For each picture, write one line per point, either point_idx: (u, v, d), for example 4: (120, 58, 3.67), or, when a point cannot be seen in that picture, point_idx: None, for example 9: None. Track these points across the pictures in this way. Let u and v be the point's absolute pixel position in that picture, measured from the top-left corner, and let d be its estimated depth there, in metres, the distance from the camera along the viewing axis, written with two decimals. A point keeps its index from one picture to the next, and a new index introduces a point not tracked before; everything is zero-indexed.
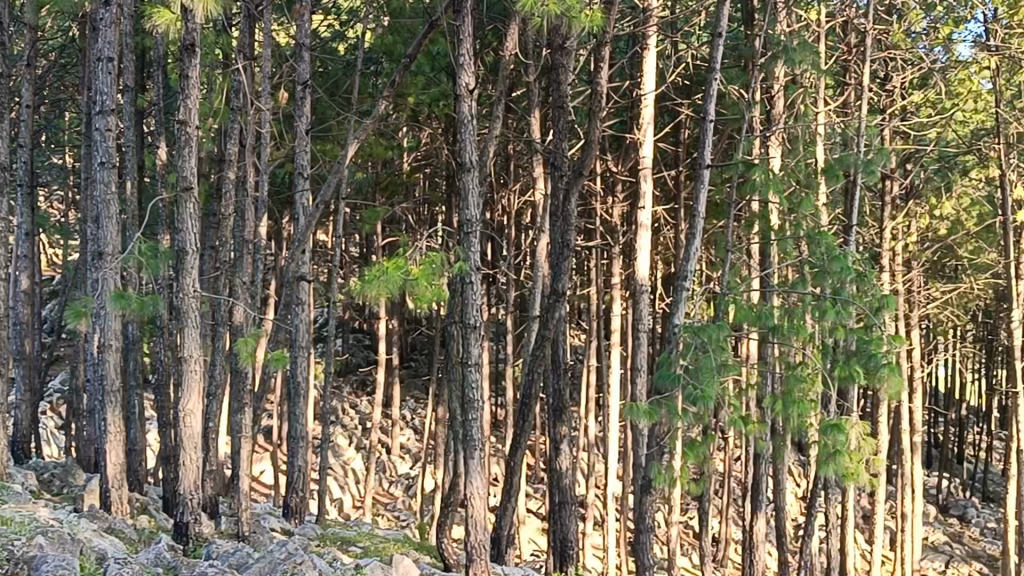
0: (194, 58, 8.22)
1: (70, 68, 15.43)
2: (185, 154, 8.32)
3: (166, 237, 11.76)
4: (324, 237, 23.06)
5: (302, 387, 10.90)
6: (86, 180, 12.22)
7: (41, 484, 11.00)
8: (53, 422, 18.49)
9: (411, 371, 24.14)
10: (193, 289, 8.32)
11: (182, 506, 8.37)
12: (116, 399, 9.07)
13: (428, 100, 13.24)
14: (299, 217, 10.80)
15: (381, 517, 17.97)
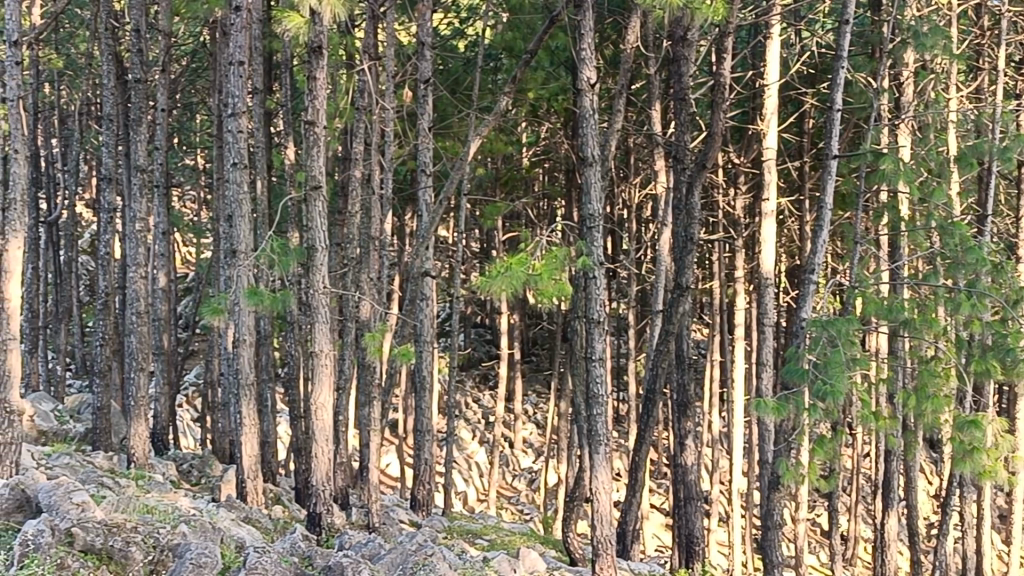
0: (322, 59, 8.36)
1: (201, 71, 15.90)
2: (314, 154, 8.49)
3: (295, 235, 12.06)
4: (446, 233, 23.32)
5: (427, 382, 11.04)
6: (219, 181, 12.60)
7: (180, 475, 11.40)
8: (188, 415, 19.17)
9: (533, 365, 24.24)
10: (324, 285, 8.50)
11: (315, 498, 8.59)
12: (250, 393, 9.35)
13: (549, 94, 13.24)
14: (423, 214, 10.95)
15: (505, 511, 18.16)
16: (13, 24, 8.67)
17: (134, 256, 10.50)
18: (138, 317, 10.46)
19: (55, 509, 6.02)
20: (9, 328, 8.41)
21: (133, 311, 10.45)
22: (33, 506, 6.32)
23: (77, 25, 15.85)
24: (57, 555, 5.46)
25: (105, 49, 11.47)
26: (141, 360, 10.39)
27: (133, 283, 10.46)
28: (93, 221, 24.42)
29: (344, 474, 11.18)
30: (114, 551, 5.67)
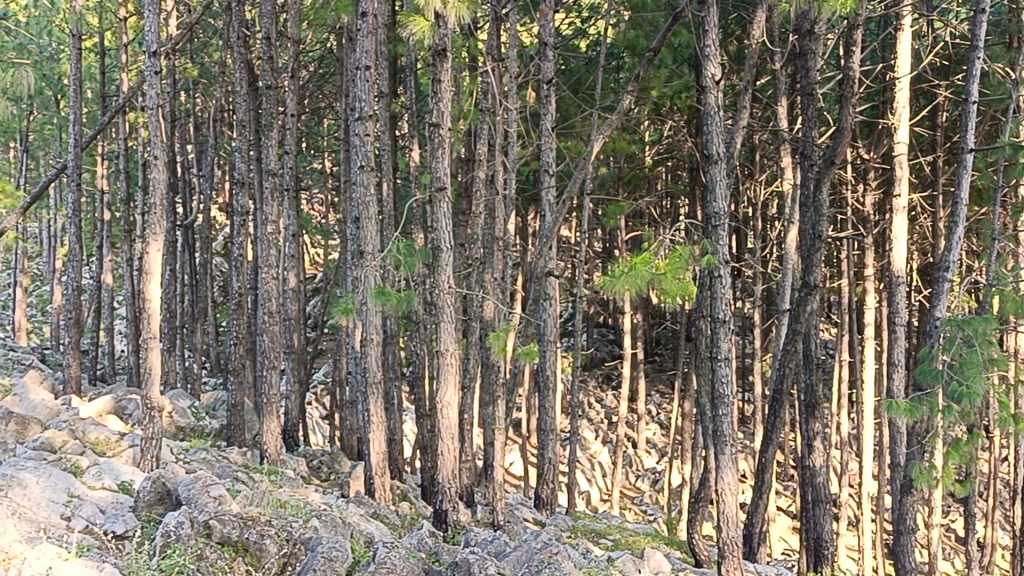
0: (446, 62, 8.44)
1: (328, 76, 16.24)
2: (439, 155, 8.58)
3: (420, 236, 12.20)
4: (568, 233, 23.33)
5: (551, 381, 11.07)
6: (346, 184, 12.85)
7: (310, 470, 11.68)
8: (317, 414, 19.65)
9: (657, 365, 24.05)
10: (449, 285, 8.57)
11: (441, 495, 8.70)
12: (378, 391, 9.51)
13: (672, 92, 13.14)
14: (546, 214, 10.98)
15: (628, 512, 18.09)
16: (152, 35, 9.01)
17: (265, 258, 10.80)
18: (270, 317, 10.75)
19: (194, 501, 6.23)
20: (150, 328, 8.73)
21: (265, 311, 10.75)
22: (173, 499, 6.55)
23: (210, 34, 16.37)
24: (195, 546, 5.66)
25: (238, 58, 11.80)
26: (273, 358, 10.67)
27: (265, 284, 10.75)
28: (226, 224, 25.18)
29: (469, 472, 11.31)
30: (249, 543, 5.85)
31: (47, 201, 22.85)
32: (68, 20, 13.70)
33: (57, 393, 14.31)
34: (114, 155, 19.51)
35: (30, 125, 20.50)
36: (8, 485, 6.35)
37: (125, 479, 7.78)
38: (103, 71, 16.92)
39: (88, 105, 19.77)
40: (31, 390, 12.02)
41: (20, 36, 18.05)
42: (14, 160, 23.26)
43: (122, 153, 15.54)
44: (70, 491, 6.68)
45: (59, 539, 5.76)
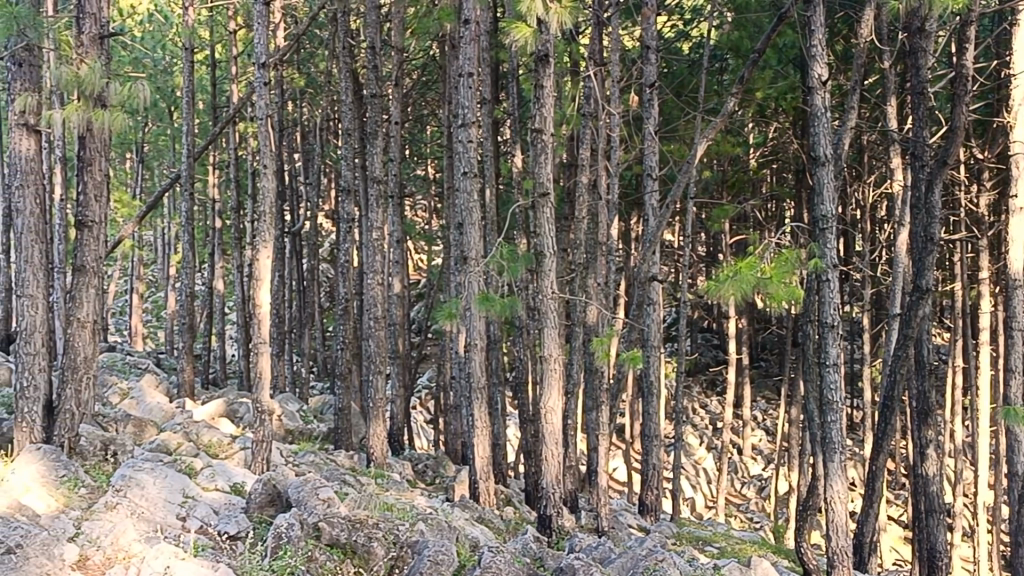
0: (548, 68, 8.43)
1: (431, 84, 16.41)
2: (542, 161, 8.58)
3: (523, 241, 12.24)
4: (672, 237, 23.14)
5: (655, 386, 11.00)
6: (449, 191, 12.97)
7: (416, 474, 11.80)
8: (421, 418, 19.85)
9: (762, 370, 23.70)
10: (553, 291, 8.56)
11: (546, 500, 8.71)
12: (482, 396, 9.56)
13: (776, 93, 12.93)
14: (649, 218, 10.91)
15: (734, 519, 17.85)
16: (261, 47, 9.21)
17: (371, 264, 10.95)
18: (376, 322, 10.89)
19: (303, 503, 6.34)
20: (260, 333, 8.92)
21: (371, 316, 10.90)
22: (283, 500, 6.68)
23: (316, 45, 16.67)
24: (306, 548, 5.77)
25: (343, 67, 11.98)
26: (378, 363, 10.81)
27: (371, 290, 10.90)
28: (333, 230, 25.63)
29: (573, 478, 11.30)
30: (357, 546, 5.92)
31: (162, 210, 23.56)
32: (181, 34, 14.09)
33: (172, 396, 14.72)
34: (225, 164, 20.00)
35: (146, 136, 21.12)
36: (126, 486, 6.54)
37: (237, 481, 7.97)
38: (214, 83, 17.36)
39: (200, 116, 20.31)
40: (147, 393, 12.40)
41: (136, 50, 18.64)
42: (131, 171, 24.00)
43: (233, 162, 15.91)
44: (186, 491, 6.85)
45: (176, 538, 5.92)
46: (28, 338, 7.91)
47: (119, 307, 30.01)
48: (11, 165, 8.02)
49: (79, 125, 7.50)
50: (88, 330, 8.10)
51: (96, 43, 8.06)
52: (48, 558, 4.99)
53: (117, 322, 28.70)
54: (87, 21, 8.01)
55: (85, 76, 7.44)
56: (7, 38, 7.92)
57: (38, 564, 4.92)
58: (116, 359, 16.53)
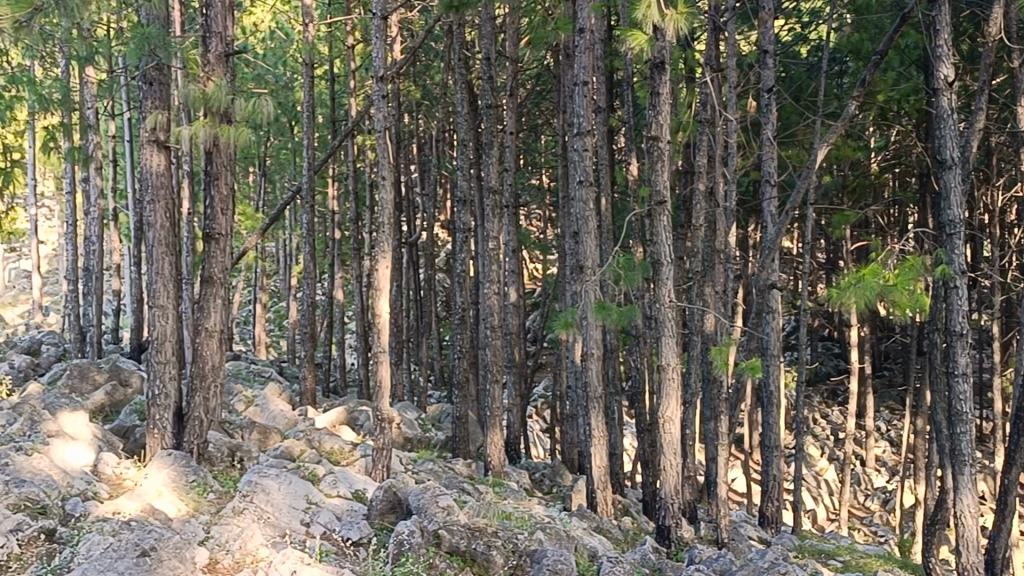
0: (664, 74, 8.31)
1: (545, 93, 16.44)
2: (658, 169, 8.50)
3: (639, 250, 12.17)
4: (790, 244, 22.75)
5: (775, 397, 10.82)
6: (564, 200, 12.98)
7: (533, 483, 11.83)
8: (537, 427, 19.87)
9: (885, 380, 23.10)
10: (670, 299, 8.47)
11: (664, 511, 8.64)
12: (599, 405, 9.52)
13: (899, 96, 12.59)
14: (768, 225, 10.73)
15: (858, 532, 17.40)
16: (379, 61, 9.36)
17: (487, 274, 11.03)
18: (492, 332, 10.95)
19: (423, 510, 6.40)
20: (380, 342, 9.06)
21: (487, 326, 10.96)
22: (404, 508, 6.76)
23: (433, 57, 16.86)
24: (427, 555, 5.82)
25: (459, 79, 12.08)
26: (495, 372, 10.85)
27: (487, 300, 10.97)
28: (449, 240, 25.90)
29: (691, 488, 11.19)
30: (477, 554, 5.95)
31: (284, 222, 24.12)
32: (302, 50, 14.39)
33: (294, 404, 15.03)
34: (344, 176, 20.37)
35: (268, 151, 21.65)
36: (252, 492, 6.69)
37: (358, 488, 8.09)
38: (334, 96, 17.71)
39: (320, 130, 20.74)
40: (271, 401, 12.69)
41: (259, 66, 19.13)
42: (253, 185, 24.62)
43: (351, 174, 16.18)
44: (309, 497, 6.96)
45: (300, 544, 6.05)
46: (159, 347, 8.19)
47: (242, 317, 30.84)
48: (143, 180, 8.30)
49: (205, 141, 7.73)
50: (215, 340, 8.34)
51: (222, 61, 8.30)
52: (180, 561, 5.18)
53: (241, 331, 29.46)
54: (213, 39, 8.27)
55: (212, 94, 7.67)
56: (139, 58, 8.23)
57: (171, 567, 5.11)
58: (241, 367, 16.93)
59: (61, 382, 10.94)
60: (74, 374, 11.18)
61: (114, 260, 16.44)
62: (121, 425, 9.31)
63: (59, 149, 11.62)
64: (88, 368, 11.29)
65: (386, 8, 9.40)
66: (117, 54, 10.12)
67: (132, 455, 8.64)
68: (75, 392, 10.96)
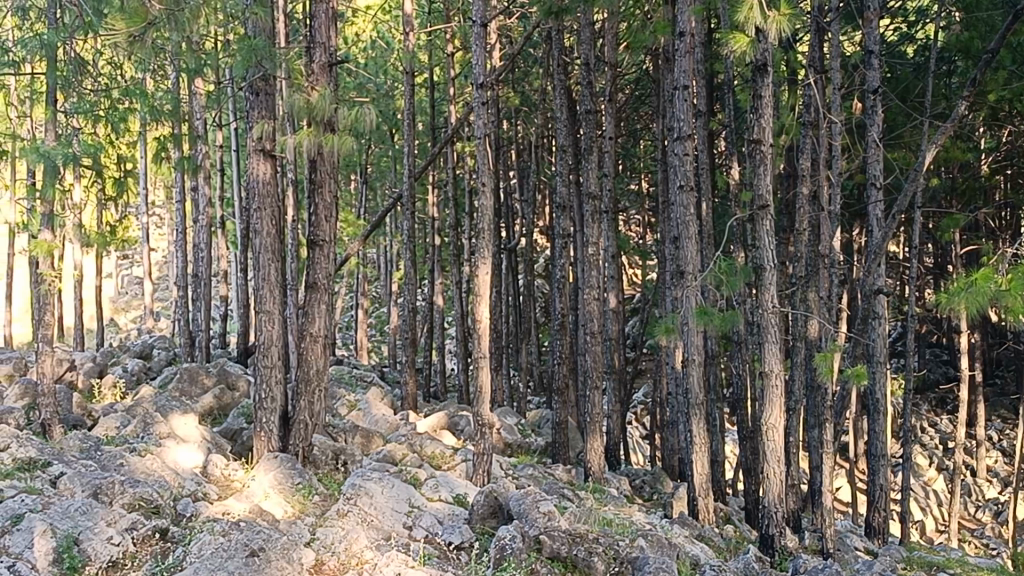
0: (767, 77, 8.18)
1: (645, 98, 16.35)
2: (761, 172, 8.36)
3: (741, 255, 12.02)
4: (896, 248, 22.25)
5: (882, 404, 10.58)
6: (665, 204, 12.89)
7: (633, 489, 11.76)
8: (637, 433, 19.76)
9: (996, 388, 22.44)
10: (774, 305, 8.31)
11: (767, 519, 8.50)
12: (700, 412, 9.41)
13: (1011, 95, 12.21)
14: (874, 229, 10.49)
15: (968, 544, 16.88)
16: (479, 68, 9.42)
17: (587, 279, 10.99)
18: (592, 337, 10.93)
19: (524, 515, 6.42)
20: (480, 348, 9.11)
21: (587, 331, 10.93)
22: (505, 513, 6.78)
23: (531, 64, 16.91)
24: (528, 560, 5.82)
25: (558, 86, 12.09)
26: (595, 379, 10.80)
27: (587, 306, 10.95)
28: (547, 245, 25.93)
29: (796, 497, 11.02)
30: (578, 560, 5.94)
31: (385, 229, 24.43)
32: (402, 59, 14.58)
33: (396, 409, 15.20)
34: (444, 183, 20.54)
35: (370, 159, 21.95)
36: (356, 494, 6.78)
37: (460, 492, 8.14)
38: (434, 104, 17.86)
39: (420, 138, 20.95)
40: (373, 405, 12.84)
41: (360, 76, 19.41)
42: (355, 194, 25.01)
43: (451, 181, 16.30)
44: (411, 501, 7.02)
45: (404, 547, 6.11)
46: (266, 351, 8.37)
47: (345, 323, 31.34)
48: (250, 189, 8.50)
49: (310, 150, 7.86)
50: (319, 344, 8.48)
51: (325, 71, 8.45)
52: (288, 561, 5.27)
53: (343, 337, 29.92)
54: (317, 50, 8.42)
55: (316, 103, 7.80)
56: (246, 70, 8.45)
57: (278, 567, 5.20)
58: (343, 372, 17.18)
59: (172, 385, 11.23)
60: (184, 378, 11.47)
61: (222, 267, 16.82)
62: (229, 428, 9.54)
63: (169, 159, 11.94)
64: (197, 372, 11.57)
65: (485, 16, 9.46)
66: (224, 66, 10.37)
67: (239, 457, 8.84)
68: (185, 396, 11.24)
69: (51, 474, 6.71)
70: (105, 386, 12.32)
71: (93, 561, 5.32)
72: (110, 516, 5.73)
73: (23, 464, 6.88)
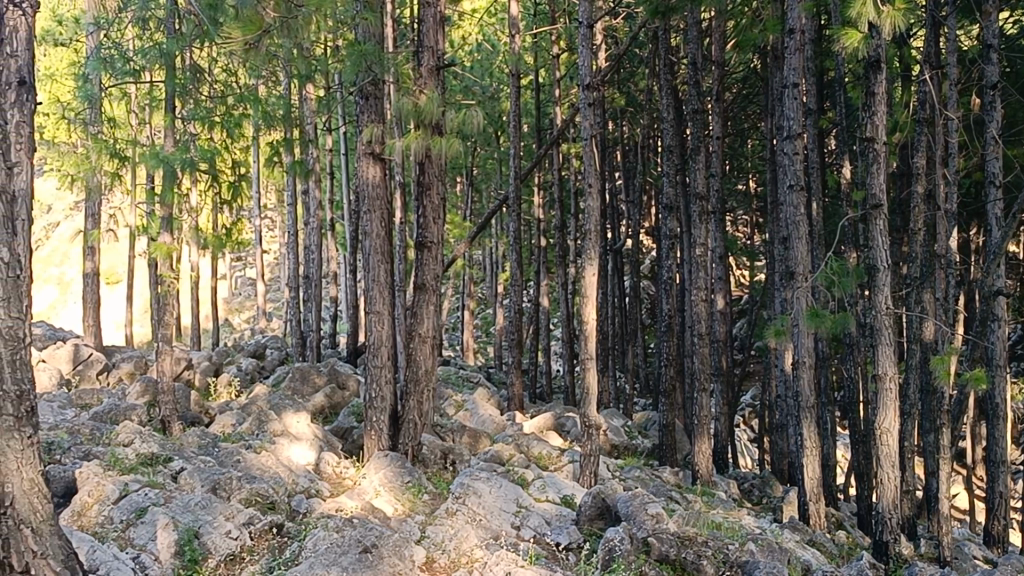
0: (880, 74, 7.98)
1: (753, 97, 16.13)
2: (874, 171, 8.15)
3: (853, 256, 11.76)
4: (1016, 248, 21.53)
5: (1001, 409, 10.24)
6: (775, 204, 12.70)
7: (742, 493, 11.61)
8: (745, 436, 19.51)
9: None
10: (888, 306, 8.12)
11: (882, 525, 8.32)
12: (811, 415, 9.25)
13: None
14: (993, 229, 10.15)
15: None
16: (585, 69, 9.41)
17: (694, 280, 10.89)
18: (699, 339, 10.83)
19: (632, 518, 6.40)
20: (587, 349, 9.11)
21: (695, 333, 10.83)
22: (612, 514, 6.76)
23: (636, 64, 16.81)
24: (636, 562, 5.79)
25: (665, 85, 12.01)
26: (703, 380, 10.68)
27: (695, 307, 10.85)
28: (654, 246, 25.77)
29: (910, 503, 10.75)
30: (686, 563, 5.87)
31: (491, 230, 24.56)
32: (508, 62, 14.63)
33: (503, 409, 15.28)
34: (550, 185, 20.56)
35: (476, 160, 22.09)
36: (465, 493, 6.84)
37: (567, 492, 8.14)
38: (539, 105, 17.87)
39: (526, 139, 21.01)
40: (480, 405, 12.93)
41: (466, 78, 19.55)
42: (461, 195, 25.21)
43: (557, 182, 16.30)
44: (519, 501, 7.05)
45: (512, 547, 6.14)
46: (376, 351, 8.51)
47: (451, 324, 31.65)
48: (361, 191, 8.63)
49: (418, 153, 7.94)
50: (428, 345, 8.58)
51: (433, 74, 8.52)
52: (400, 558, 5.34)
53: (450, 337, 30.20)
54: (425, 54, 8.51)
55: (424, 107, 7.90)
56: (356, 75, 8.57)
57: (391, 564, 5.27)
58: (450, 372, 17.35)
59: (285, 384, 11.48)
60: (297, 377, 11.70)
61: (331, 269, 17.12)
62: (340, 426, 9.70)
63: (281, 163, 12.20)
64: (309, 372, 11.79)
65: (592, 16, 9.45)
66: (335, 70, 10.53)
67: (350, 455, 9.00)
68: (297, 395, 11.47)
69: (172, 469, 6.93)
70: (221, 384, 12.65)
71: (213, 553, 5.46)
72: (228, 511, 5.88)
73: (145, 459, 7.11)
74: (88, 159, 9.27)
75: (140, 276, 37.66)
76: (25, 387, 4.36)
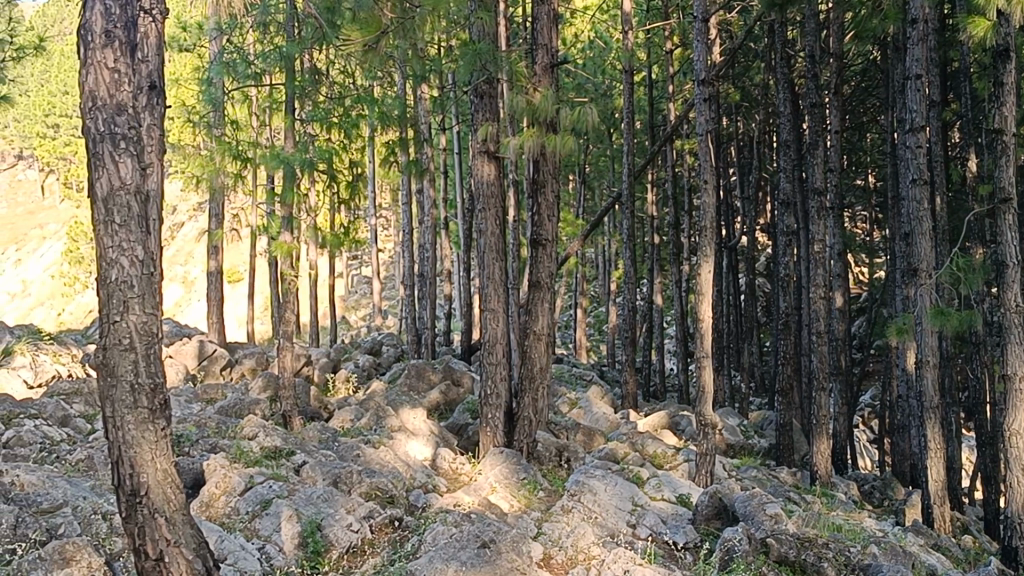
0: (1009, 63, 7.73)
1: (873, 89, 15.75)
2: (1002, 164, 7.90)
3: (980, 252, 11.39)
4: None
5: None
6: (896, 199, 12.37)
7: (862, 495, 11.34)
8: (864, 437, 19.05)
9: None
10: (1018, 304, 7.84)
11: (1012, 529, 7.90)
12: (935, 416, 8.99)
13: None
14: None
15: None
16: (700, 65, 9.31)
17: (812, 278, 10.70)
18: (818, 337, 10.63)
19: (751, 518, 6.32)
20: (703, 347, 9.01)
21: (813, 331, 10.62)
22: (729, 514, 6.68)
23: (752, 59, 16.59)
24: (755, 563, 5.70)
25: (781, 80, 11.82)
26: (821, 380, 10.47)
27: (813, 304, 10.64)
28: (770, 243, 25.37)
29: None
30: (807, 565, 5.75)
31: (603, 228, 24.48)
32: (622, 59, 14.59)
33: (617, 407, 15.23)
34: (663, 181, 20.41)
35: (589, 158, 22.05)
36: (580, 491, 6.83)
37: (683, 492, 8.06)
38: (652, 101, 17.75)
39: (639, 136, 20.88)
40: (594, 403, 12.90)
41: (579, 76, 19.53)
42: (574, 193, 25.21)
43: (670, 178, 16.17)
44: (635, 499, 7.02)
45: (628, 545, 6.12)
46: (490, 348, 8.56)
47: (564, 321, 31.65)
48: (475, 190, 8.70)
49: (532, 151, 7.95)
50: (542, 342, 8.61)
51: (548, 72, 8.54)
52: (518, 554, 5.34)
53: (563, 335, 30.19)
54: (540, 52, 8.56)
55: (539, 105, 7.93)
56: (471, 74, 8.67)
57: (508, 559, 5.25)
58: (563, 370, 17.35)
59: (401, 380, 11.66)
60: (412, 373, 11.85)
61: (446, 267, 17.29)
62: (455, 423, 9.80)
63: (397, 163, 12.38)
64: (424, 369, 11.92)
65: (707, 11, 9.34)
66: (450, 70, 10.65)
67: (466, 451, 9.06)
68: (413, 391, 11.63)
69: (294, 462, 7.10)
70: (339, 380, 12.88)
71: (335, 546, 5.54)
72: (349, 504, 6.00)
73: (269, 452, 7.32)
74: (213, 160, 9.57)
75: (260, 275, 38.53)
76: (160, 380, 4.51)
